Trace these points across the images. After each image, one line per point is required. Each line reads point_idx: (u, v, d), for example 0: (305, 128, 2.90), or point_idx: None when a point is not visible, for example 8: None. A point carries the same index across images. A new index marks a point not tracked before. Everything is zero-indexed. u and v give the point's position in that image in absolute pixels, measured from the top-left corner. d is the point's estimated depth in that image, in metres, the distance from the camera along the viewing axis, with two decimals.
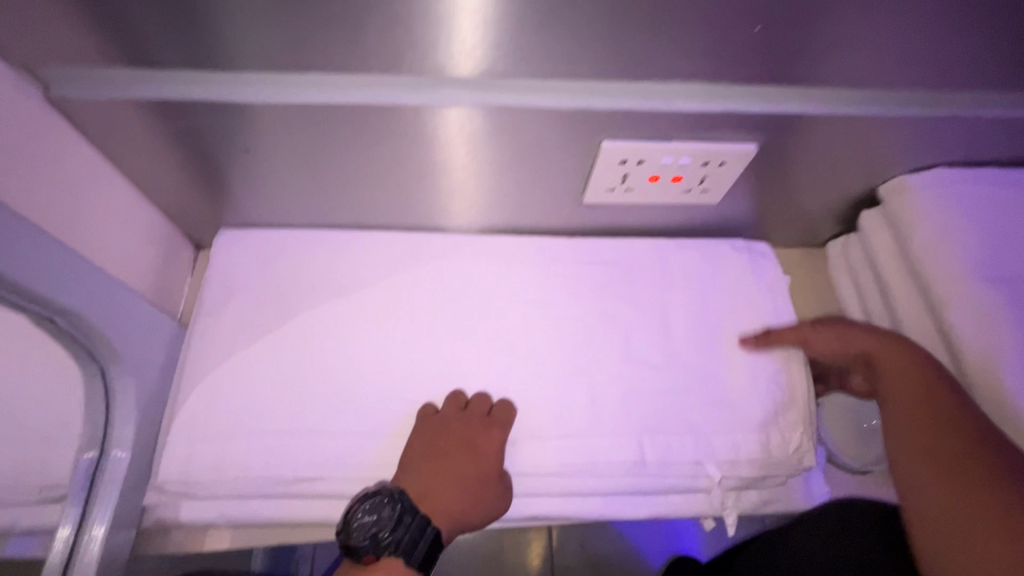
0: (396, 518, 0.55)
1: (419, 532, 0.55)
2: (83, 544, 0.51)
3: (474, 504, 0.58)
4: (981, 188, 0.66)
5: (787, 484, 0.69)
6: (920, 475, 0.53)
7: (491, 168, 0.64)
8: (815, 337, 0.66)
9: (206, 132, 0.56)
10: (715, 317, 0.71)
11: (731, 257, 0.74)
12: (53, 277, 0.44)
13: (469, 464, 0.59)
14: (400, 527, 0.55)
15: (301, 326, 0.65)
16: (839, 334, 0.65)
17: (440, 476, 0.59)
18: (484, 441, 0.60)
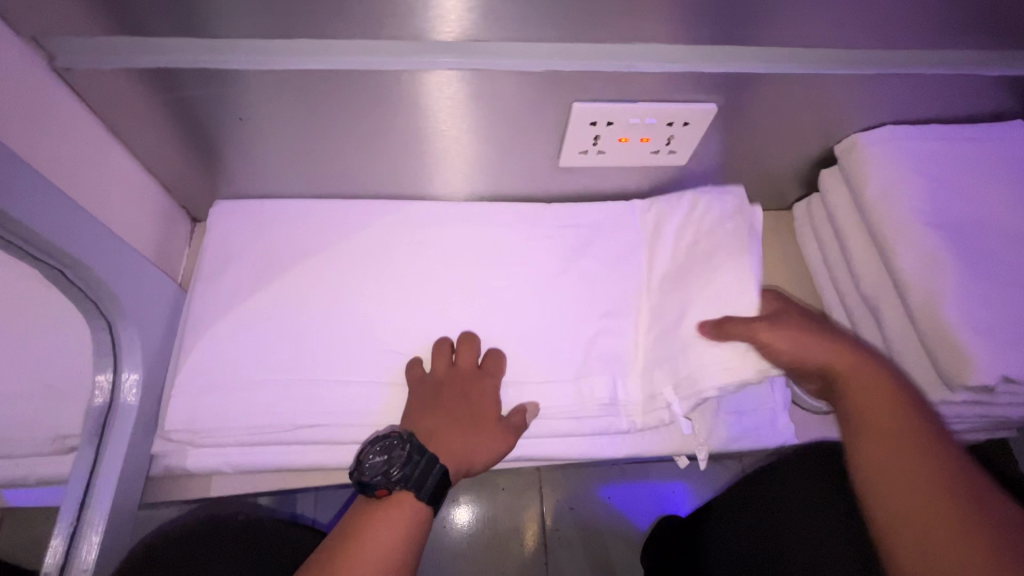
0: (407, 455, 0.55)
1: (428, 469, 0.55)
2: (96, 484, 0.55)
3: (481, 445, 0.60)
4: (924, 142, 0.69)
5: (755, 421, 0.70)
6: (907, 467, 0.51)
7: (470, 136, 0.67)
8: (775, 341, 0.57)
9: (200, 100, 0.58)
10: (678, 258, 0.70)
11: (696, 201, 0.73)
12: (67, 230, 0.48)
13: (467, 410, 0.61)
14: (413, 463, 0.54)
15: (296, 281, 0.69)
16: (795, 338, 0.57)
17: (445, 419, 0.60)
18: (478, 386, 0.63)
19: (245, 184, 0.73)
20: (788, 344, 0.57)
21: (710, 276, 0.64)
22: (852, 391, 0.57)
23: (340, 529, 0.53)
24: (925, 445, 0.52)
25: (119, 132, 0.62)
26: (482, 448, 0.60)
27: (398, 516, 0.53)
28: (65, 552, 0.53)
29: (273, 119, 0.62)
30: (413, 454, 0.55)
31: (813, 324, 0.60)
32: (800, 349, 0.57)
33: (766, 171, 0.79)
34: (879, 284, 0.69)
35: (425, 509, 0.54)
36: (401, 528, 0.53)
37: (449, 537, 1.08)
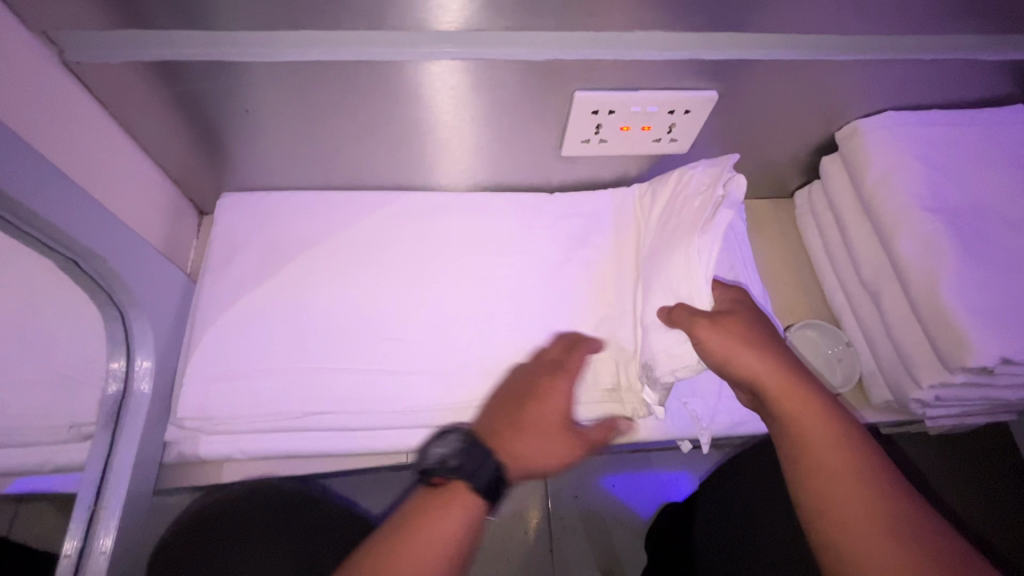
0: (464, 448, 0.54)
1: (488, 474, 0.52)
2: (113, 468, 0.58)
3: (555, 455, 0.56)
4: (924, 127, 0.70)
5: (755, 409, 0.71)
6: (836, 502, 0.48)
7: (472, 126, 0.67)
8: (711, 342, 0.55)
9: (207, 93, 0.59)
10: (664, 236, 0.67)
11: (682, 176, 0.70)
12: (79, 220, 0.49)
13: (540, 409, 0.57)
14: (470, 455, 0.53)
15: (301, 271, 0.70)
16: (731, 344, 0.55)
17: (524, 426, 0.56)
18: (559, 390, 0.59)
19: (250, 176, 0.74)
20: (721, 349, 0.55)
21: (671, 259, 0.62)
22: (784, 415, 0.53)
23: (397, 515, 0.51)
24: (863, 479, 0.48)
25: (127, 125, 0.63)
26: (557, 458, 0.56)
27: (455, 506, 0.50)
28: (84, 535, 0.55)
29: (277, 110, 0.63)
30: (477, 455, 0.53)
31: (758, 334, 0.57)
32: (734, 356, 0.55)
33: (766, 158, 0.79)
34: (880, 270, 0.69)
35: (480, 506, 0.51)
36: (455, 520, 0.49)
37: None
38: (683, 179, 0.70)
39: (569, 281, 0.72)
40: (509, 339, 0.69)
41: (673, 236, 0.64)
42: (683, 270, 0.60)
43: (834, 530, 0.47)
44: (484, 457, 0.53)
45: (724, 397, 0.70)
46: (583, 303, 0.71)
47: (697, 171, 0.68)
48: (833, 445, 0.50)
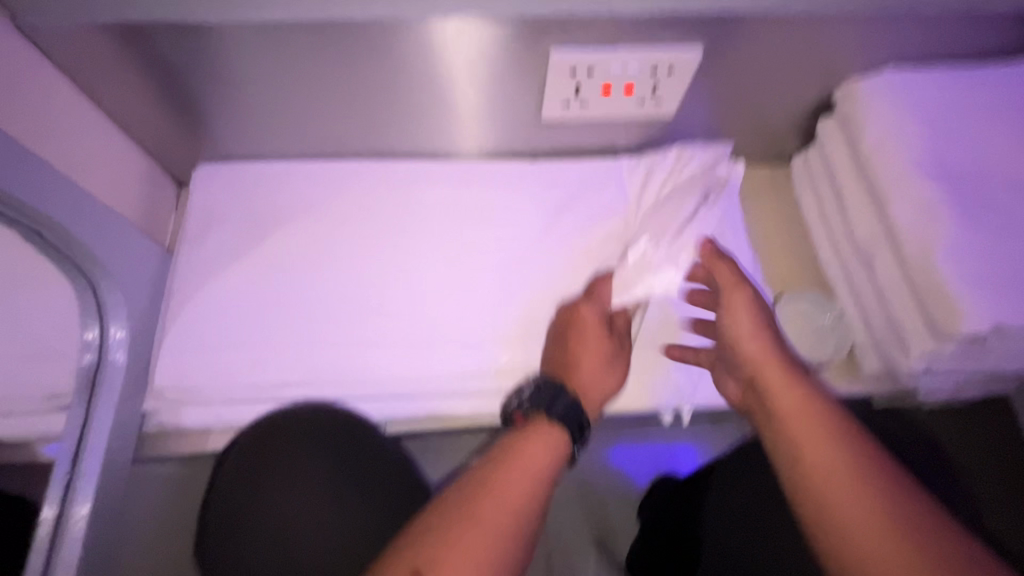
0: (536, 387, 0.59)
1: (567, 403, 0.57)
2: (88, 437, 0.57)
3: (614, 377, 0.63)
4: (926, 83, 0.66)
5: None
6: (835, 484, 0.47)
7: (447, 89, 0.65)
8: (739, 316, 0.59)
9: (170, 56, 0.58)
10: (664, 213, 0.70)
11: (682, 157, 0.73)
12: (41, 186, 0.49)
13: (583, 340, 0.63)
14: (544, 394, 0.58)
15: (279, 242, 0.69)
16: (757, 321, 0.59)
17: (581, 357, 0.62)
18: (590, 311, 0.64)
19: (227, 147, 0.73)
20: (748, 325, 0.59)
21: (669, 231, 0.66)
22: (779, 403, 0.54)
23: (491, 454, 0.53)
24: (863, 468, 0.48)
25: (94, 93, 0.62)
26: (616, 378, 0.64)
27: (547, 441, 0.54)
28: (61, 501, 0.56)
29: (245, 75, 0.61)
30: (547, 394, 0.58)
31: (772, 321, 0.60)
32: (753, 336, 0.58)
33: (760, 121, 0.76)
34: (875, 236, 0.66)
35: (566, 436, 0.56)
36: (535, 464, 0.52)
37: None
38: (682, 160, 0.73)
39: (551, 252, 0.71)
40: (488, 310, 0.67)
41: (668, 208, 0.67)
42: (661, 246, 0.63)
43: (826, 508, 0.47)
44: (552, 394, 0.58)
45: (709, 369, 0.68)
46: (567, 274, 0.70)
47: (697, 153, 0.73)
48: (826, 433, 0.50)
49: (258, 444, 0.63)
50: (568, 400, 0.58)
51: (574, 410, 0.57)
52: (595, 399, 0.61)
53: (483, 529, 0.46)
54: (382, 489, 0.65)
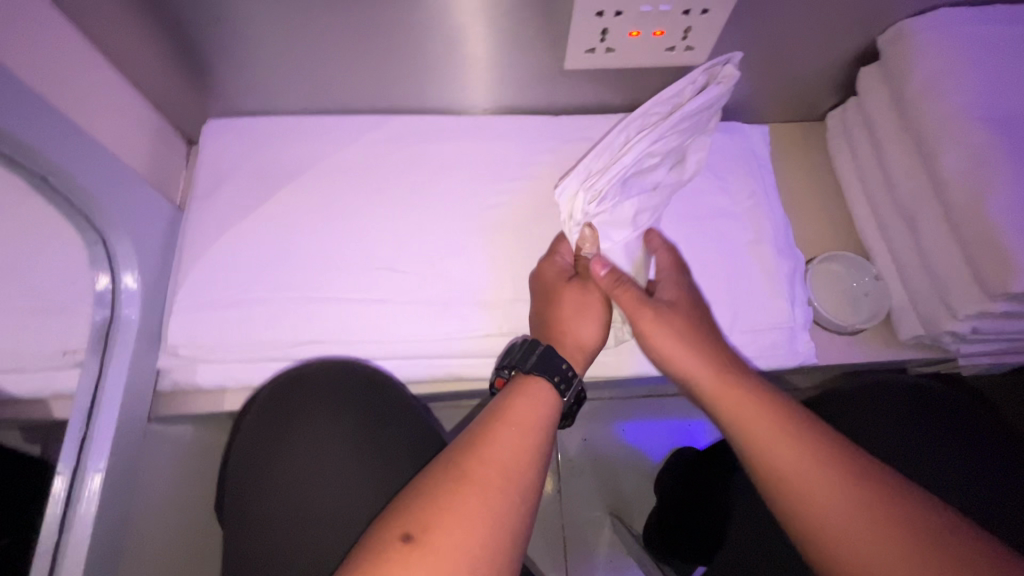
0: (513, 348, 0.57)
1: (536, 351, 0.55)
2: (104, 388, 0.57)
3: (595, 324, 0.59)
4: (983, 25, 0.61)
5: (770, 345, 0.65)
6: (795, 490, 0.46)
7: (465, 36, 0.61)
8: (658, 338, 0.55)
9: (174, 1, 0.54)
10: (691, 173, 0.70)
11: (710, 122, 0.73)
12: (45, 136, 0.47)
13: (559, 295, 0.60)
14: (516, 352, 0.56)
15: (291, 199, 0.67)
16: (670, 345, 0.55)
17: (553, 312, 0.60)
18: (553, 270, 0.62)
19: (236, 101, 0.70)
20: (665, 348, 0.55)
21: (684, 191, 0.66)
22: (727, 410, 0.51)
23: (481, 417, 0.51)
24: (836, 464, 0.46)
25: (99, 42, 0.59)
26: (599, 326, 0.59)
27: (530, 399, 0.52)
28: (76, 461, 0.55)
29: (254, 21, 0.58)
30: (519, 350, 0.56)
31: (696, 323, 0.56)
32: (674, 358, 0.55)
33: (796, 74, 0.71)
34: (918, 192, 0.63)
35: (547, 388, 0.53)
36: (526, 424, 0.50)
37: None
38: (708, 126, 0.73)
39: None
40: (506, 270, 0.65)
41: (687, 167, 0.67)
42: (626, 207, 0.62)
43: (791, 512, 0.46)
44: (526, 347, 0.56)
45: (737, 330, 0.65)
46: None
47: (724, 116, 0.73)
48: (782, 431, 0.48)
49: (278, 403, 0.62)
50: (538, 349, 0.55)
51: (549, 359, 0.54)
52: (575, 347, 0.57)
53: (478, 494, 0.44)
54: (405, 450, 0.63)
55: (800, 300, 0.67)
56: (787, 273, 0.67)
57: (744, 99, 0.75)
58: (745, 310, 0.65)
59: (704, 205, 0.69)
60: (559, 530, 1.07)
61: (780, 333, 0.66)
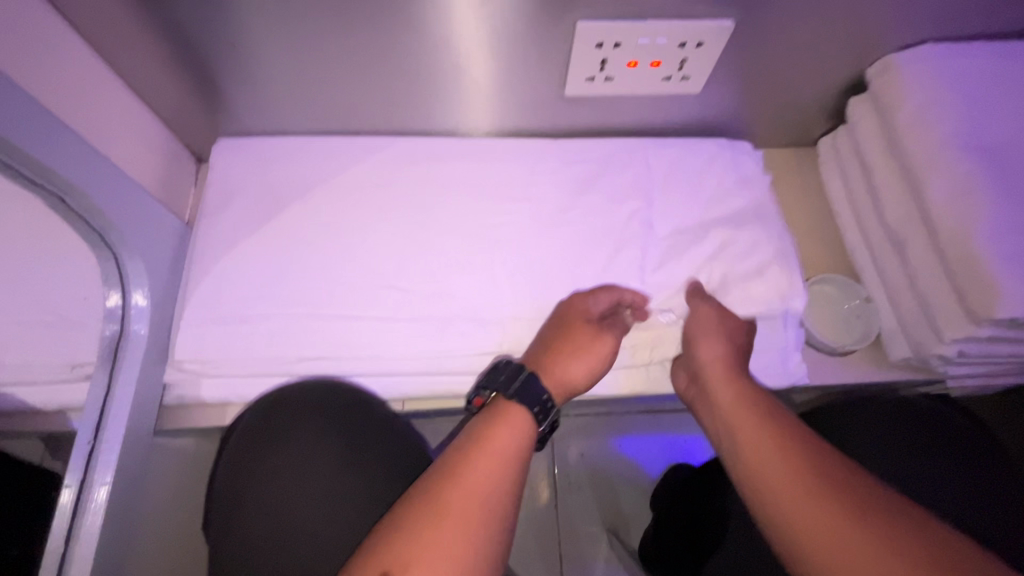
0: (497, 370, 0.59)
1: (527, 383, 0.56)
2: (111, 403, 0.58)
3: (587, 364, 0.61)
4: (966, 59, 0.63)
5: (764, 366, 0.67)
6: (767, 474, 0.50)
7: (469, 63, 0.64)
8: (703, 324, 0.63)
9: (191, 27, 0.57)
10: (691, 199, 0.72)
11: (712, 148, 0.75)
12: (64, 154, 0.49)
13: (562, 329, 0.62)
14: (505, 376, 0.58)
15: (297, 216, 0.69)
16: (715, 330, 0.62)
17: (553, 344, 0.61)
18: (576, 304, 0.63)
19: (247, 122, 0.72)
20: (703, 329, 0.62)
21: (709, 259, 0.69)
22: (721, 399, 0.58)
23: (460, 443, 0.53)
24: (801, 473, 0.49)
25: (117, 64, 0.62)
26: (588, 368, 0.61)
27: (511, 428, 0.54)
28: (83, 474, 0.56)
29: (267, 46, 0.60)
30: (513, 378, 0.57)
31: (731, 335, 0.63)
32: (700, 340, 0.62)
33: (788, 102, 0.74)
34: (906, 217, 0.65)
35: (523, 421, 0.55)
36: (503, 449, 0.52)
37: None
38: (713, 150, 0.75)
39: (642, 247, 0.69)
40: (507, 289, 0.67)
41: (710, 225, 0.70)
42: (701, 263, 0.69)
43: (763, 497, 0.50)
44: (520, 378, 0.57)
45: None
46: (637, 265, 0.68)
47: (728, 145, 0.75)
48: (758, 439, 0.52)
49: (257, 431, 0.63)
50: (531, 380, 0.57)
51: (532, 390, 0.56)
52: (559, 384, 0.60)
53: (460, 521, 0.47)
54: (389, 478, 0.63)
55: (793, 322, 0.68)
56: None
57: (739, 125, 0.78)
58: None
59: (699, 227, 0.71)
60: (556, 545, 1.07)
61: (774, 355, 0.67)
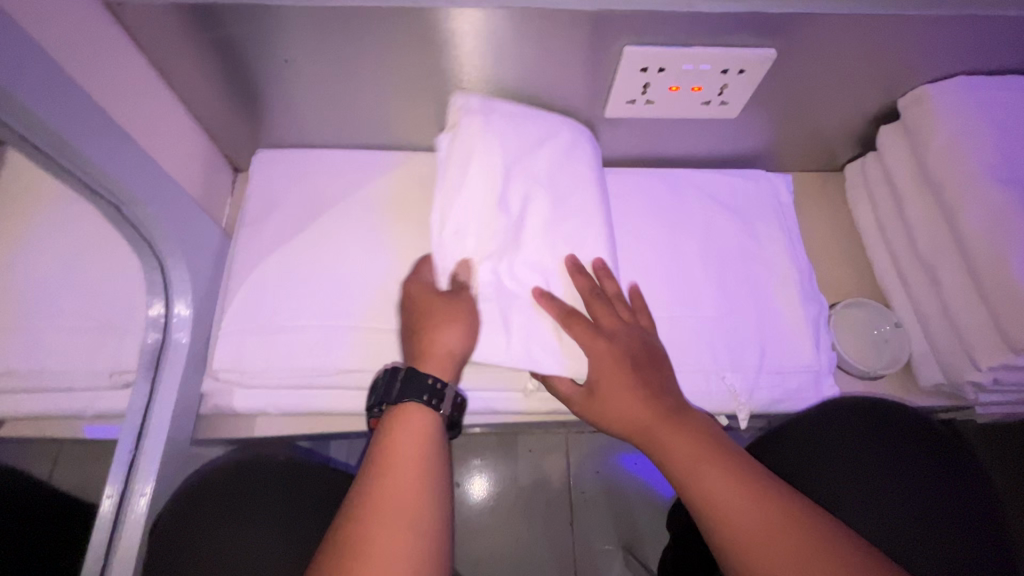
0: (381, 380, 0.58)
1: (397, 375, 0.56)
2: (152, 411, 0.59)
3: (453, 329, 0.56)
4: (998, 93, 0.65)
5: (799, 388, 0.67)
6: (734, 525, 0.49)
7: (513, 81, 0.65)
8: (604, 369, 0.56)
9: (244, 41, 0.58)
10: (718, 223, 0.74)
11: (735, 177, 0.78)
12: (120, 163, 0.50)
13: (425, 307, 0.59)
14: (381, 386, 0.58)
15: (335, 227, 0.69)
16: (625, 388, 0.56)
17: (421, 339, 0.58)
18: (416, 288, 0.61)
19: (287, 134, 0.73)
20: (614, 386, 0.56)
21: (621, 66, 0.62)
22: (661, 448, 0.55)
23: (360, 473, 0.52)
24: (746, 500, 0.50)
25: (168, 75, 0.62)
26: (462, 334, 0.56)
27: (407, 439, 0.53)
28: (124, 482, 0.59)
29: (318, 63, 0.61)
30: (382, 381, 0.58)
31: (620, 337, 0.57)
32: (617, 401, 0.56)
33: (821, 128, 0.75)
34: (940, 246, 0.66)
35: (420, 408, 0.55)
36: (405, 455, 0.52)
37: (467, 496, 1.09)
38: (735, 180, 0.77)
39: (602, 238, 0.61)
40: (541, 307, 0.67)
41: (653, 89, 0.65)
42: (500, 206, 0.58)
43: (733, 541, 0.49)
44: (387, 375, 0.57)
45: (767, 372, 0.66)
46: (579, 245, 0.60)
47: (752, 176, 0.78)
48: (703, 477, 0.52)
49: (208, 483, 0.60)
50: (399, 370, 0.57)
51: (415, 379, 0.55)
52: (441, 355, 0.56)
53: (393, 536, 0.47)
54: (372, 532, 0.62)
55: (824, 345, 0.69)
56: (813, 318, 0.69)
57: (769, 149, 0.79)
58: (772, 352, 0.67)
59: (730, 250, 0.72)
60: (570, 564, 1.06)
61: (809, 376, 0.67)
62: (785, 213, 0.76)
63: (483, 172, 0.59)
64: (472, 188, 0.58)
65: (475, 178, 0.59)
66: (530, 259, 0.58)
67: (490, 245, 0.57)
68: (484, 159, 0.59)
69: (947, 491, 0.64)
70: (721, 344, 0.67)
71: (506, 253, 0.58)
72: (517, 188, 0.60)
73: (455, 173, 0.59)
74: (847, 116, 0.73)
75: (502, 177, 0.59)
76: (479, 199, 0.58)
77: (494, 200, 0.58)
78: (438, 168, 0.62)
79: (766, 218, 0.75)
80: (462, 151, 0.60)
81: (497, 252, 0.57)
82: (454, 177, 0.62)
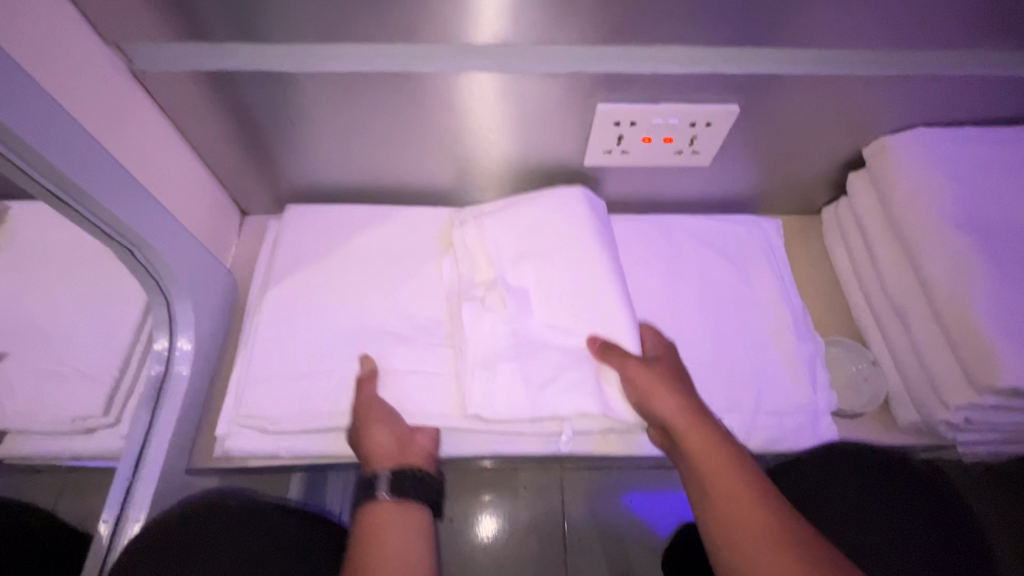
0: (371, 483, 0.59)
1: (424, 480, 0.60)
2: (151, 444, 0.63)
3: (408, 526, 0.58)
4: (955, 144, 0.69)
5: (795, 425, 0.68)
6: (726, 513, 0.53)
7: (498, 135, 0.70)
8: (643, 384, 0.60)
9: (253, 102, 0.64)
10: (708, 268, 0.77)
11: (718, 224, 0.81)
12: (136, 212, 0.55)
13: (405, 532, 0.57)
14: (402, 481, 0.59)
15: (334, 266, 0.74)
16: (656, 383, 0.60)
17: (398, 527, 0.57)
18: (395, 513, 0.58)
19: (293, 183, 0.79)
20: (645, 385, 0.60)
21: (577, 125, 0.69)
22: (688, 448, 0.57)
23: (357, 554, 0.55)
24: (749, 506, 0.53)
25: (184, 131, 0.69)
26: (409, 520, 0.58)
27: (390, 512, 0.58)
28: (120, 511, 0.62)
29: (318, 120, 0.67)
30: (403, 475, 0.59)
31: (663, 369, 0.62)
32: (651, 394, 0.60)
33: (793, 175, 0.79)
34: (906, 286, 0.69)
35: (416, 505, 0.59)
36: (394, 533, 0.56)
37: (470, 529, 1.10)
38: (718, 226, 0.81)
39: (610, 289, 0.64)
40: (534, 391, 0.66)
41: (608, 147, 0.72)
42: (502, 284, 0.65)
43: (725, 536, 0.52)
44: (409, 473, 0.59)
45: (762, 413, 0.68)
46: (586, 297, 0.64)
47: (736, 222, 0.82)
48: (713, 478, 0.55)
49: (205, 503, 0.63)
50: (415, 472, 0.60)
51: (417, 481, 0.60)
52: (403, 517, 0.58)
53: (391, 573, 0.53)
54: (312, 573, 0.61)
55: (822, 384, 0.70)
56: (808, 358, 0.71)
57: (744, 193, 0.84)
58: (768, 393, 0.69)
59: (723, 293, 0.75)
60: None
61: (805, 418, 0.68)
62: (763, 259, 0.78)
63: (488, 260, 0.67)
64: (479, 279, 0.68)
65: (480, 273, 0.68)
66: (544, 324, 0.64)
67: (502, 317, 0.64)
68: (488, 249, 0.68)
69: (926, 509, 0.65)
70: (714, 384, 0.69)
71: (519, 318, 0.64)
72: (516, 264, 0.66)
73: (464, 272, 0.69)
74: (817, 164, 0.77)
75: (504, 259, 0.67)
76: (487, 286, 0.66)
77: (498, 281, 0.65)
78: (445, 267, 0.72)
79: (754, 264, 0.78)
80: (469, 247, 0.69)
81: (512, 318, 0.63)
82: (467, 256, 0.69)
